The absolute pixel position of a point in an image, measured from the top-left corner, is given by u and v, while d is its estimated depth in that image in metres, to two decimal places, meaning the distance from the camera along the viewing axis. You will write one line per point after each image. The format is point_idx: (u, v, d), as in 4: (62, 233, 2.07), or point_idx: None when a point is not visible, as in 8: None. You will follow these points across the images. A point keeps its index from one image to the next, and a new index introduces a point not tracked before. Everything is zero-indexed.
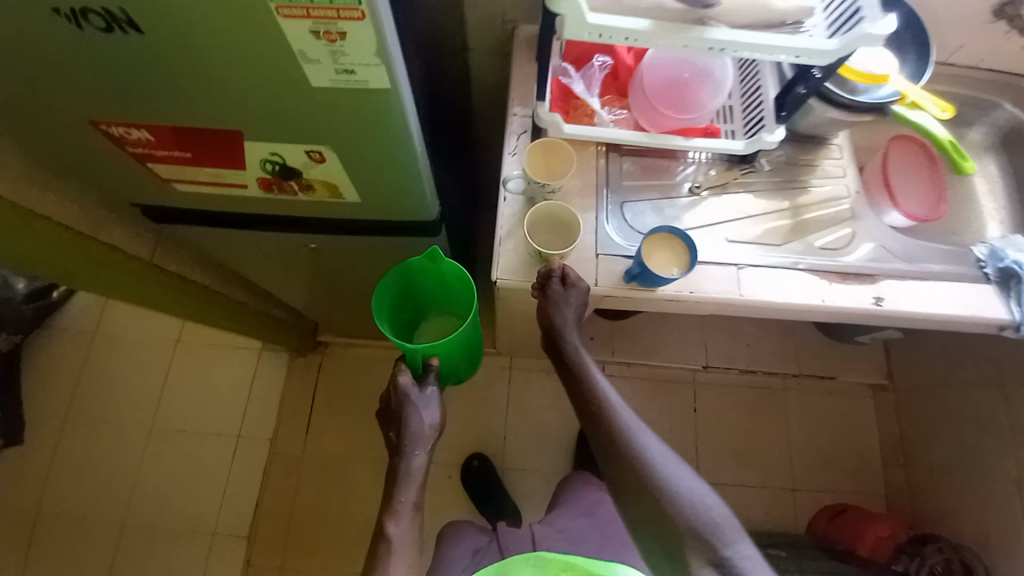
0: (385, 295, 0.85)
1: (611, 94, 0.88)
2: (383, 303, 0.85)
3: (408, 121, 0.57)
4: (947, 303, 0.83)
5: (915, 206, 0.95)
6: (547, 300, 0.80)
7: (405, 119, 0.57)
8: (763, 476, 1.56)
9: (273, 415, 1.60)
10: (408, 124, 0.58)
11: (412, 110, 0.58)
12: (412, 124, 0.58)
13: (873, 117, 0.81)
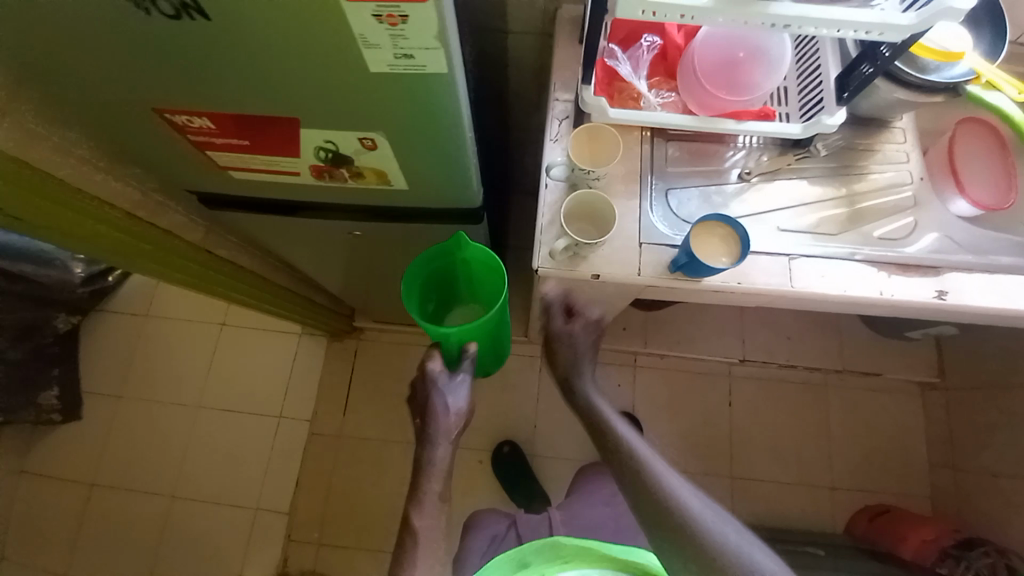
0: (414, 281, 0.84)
1: (659, 76, 0.85)
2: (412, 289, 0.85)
3: (460, 106, 0.57)
4: (1019, 299, 0.77)
5: (984, 193, 0.89)
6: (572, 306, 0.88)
7: (458, 104, 0.56)
8: (801, 473, 1.52)
9: (311, 397, 1.66)
10: (460, 110, 0.57)
11: (465, 96, 0.58)
12: (464, 109, 0.58)
13: (944, 97, 0.75)
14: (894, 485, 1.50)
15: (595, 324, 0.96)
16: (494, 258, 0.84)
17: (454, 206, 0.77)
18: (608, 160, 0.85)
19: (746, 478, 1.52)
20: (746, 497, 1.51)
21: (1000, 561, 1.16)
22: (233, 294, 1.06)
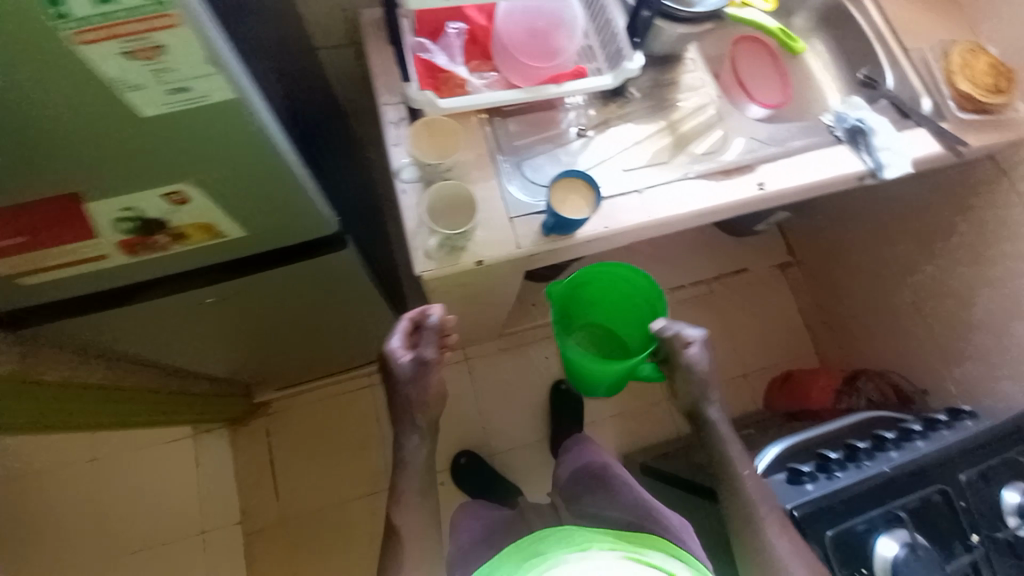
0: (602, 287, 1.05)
1: (477, 58, 0.87)
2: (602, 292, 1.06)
3: (272, 136, 0.53)
4: (817, 171, 0.93)
5: (769, 95, 1.05)
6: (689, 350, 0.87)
7: (268, 133, 0.52)
8: (719, 373, 1.71)
9: (236, 493, 1.47)
10: (272, 139, 0.53)
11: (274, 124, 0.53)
12: (278, 139, 0.54)
13: (711, 24, 0.87)
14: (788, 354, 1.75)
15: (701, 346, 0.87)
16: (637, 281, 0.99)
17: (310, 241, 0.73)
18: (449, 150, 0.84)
19: (680, 396, 1.67)
20: (684, 412, 1.66)
21: (882, 383, 1.40)
22: (93, 417, 0.90)
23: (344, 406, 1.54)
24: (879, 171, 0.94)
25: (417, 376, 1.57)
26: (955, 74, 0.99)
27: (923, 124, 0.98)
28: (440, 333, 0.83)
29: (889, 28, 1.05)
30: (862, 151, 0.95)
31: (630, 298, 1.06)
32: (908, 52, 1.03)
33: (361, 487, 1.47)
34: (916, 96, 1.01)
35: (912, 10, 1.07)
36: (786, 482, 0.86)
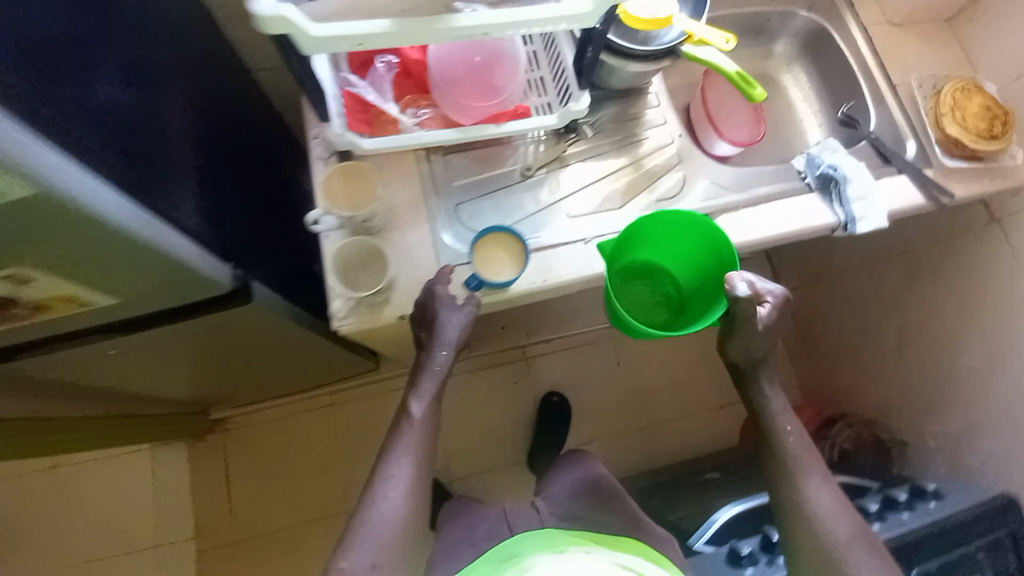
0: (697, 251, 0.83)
1: (410, 94, 0.80)
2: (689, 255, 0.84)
3: (108, 215, 0.48)
4: (782, 221, 0.86)
5: (739, 132, 0.98)
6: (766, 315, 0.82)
7: (102, 214, 0.47)
8: (693, 404, 1.64)
9: (191, 511, 1.45)
10: (110, 219, 0.48)
11: (115, 202, 0.48)
12: (118, 216, 0.48)
13: (671, 60, 0.80)
14: None
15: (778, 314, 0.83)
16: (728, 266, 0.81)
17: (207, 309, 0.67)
18: (368, 199, 0.77)
19: (652, 425, 1.61)
20: (654, 443, 1.60)
21: (861, 430, 1.31)
22: None
23: (304, 426, 1.51)
24: (847, 226, 0.86)
25: (379, 396, 1.54)
26: (945, 117, 0.90)
27: (905, 171, 0.90)
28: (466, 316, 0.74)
29: (877, 61, 0.97)
30: (834, 201, 0.87)
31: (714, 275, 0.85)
32: (896, 87, 0.95)
33: (318, 510, 1.46)
34: (901, 139, 0.93)
35: (900, 41, 0.97)
36: (725, 563, 0.85)
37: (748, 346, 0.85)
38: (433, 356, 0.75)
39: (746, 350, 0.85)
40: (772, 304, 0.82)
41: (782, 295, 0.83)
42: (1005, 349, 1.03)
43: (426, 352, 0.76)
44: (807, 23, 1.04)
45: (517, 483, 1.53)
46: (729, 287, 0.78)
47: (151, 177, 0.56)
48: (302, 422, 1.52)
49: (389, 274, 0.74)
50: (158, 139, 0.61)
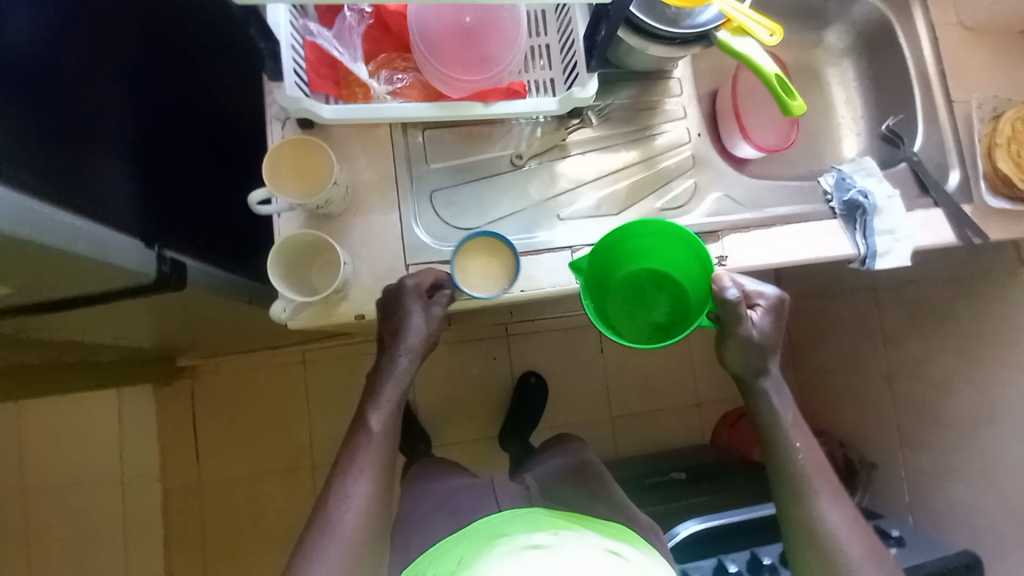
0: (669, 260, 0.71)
1: (386, 53, 0.68)
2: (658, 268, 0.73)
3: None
4: (795, 247, 0.77)
5: (767, 137, 0.88)
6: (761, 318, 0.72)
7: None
8: (670, 399, 1.61)
9: (155, 454, 1.44)
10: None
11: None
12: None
13: (701, 47, 0.68)
14: None
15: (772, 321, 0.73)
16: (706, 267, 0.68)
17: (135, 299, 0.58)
18: (324, 184, 0.64)
19: (626, 416, 1.59)
20: (627, 433, 1.58)
21: (838, 450, 1.29)
22: None
23: (275, 381, 1.48)
24: (867, 261, 0.77)
25: (354, 359, 1.50)
26: (996, 148, 0.79)
27: (942, 205, 0.80)
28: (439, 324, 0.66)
29: (938, 69, 0.84)
30: (856, 233, 0.78)
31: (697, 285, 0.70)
32: (953, 105, 0.83)
33: (282, 465, 1.45)
34: (945, 166, 0.83)
35: (969, 47, 0.84)
36: None
37: (746, 356, 0.73)
38: (393, 362, 0.65)
39: (742, 360, 0.73)
40: (768, 309, 0.73)
41: (785, 300, 0.73)
42: (999, 399, 0.97)
43: (384, 354, 0.66)
44: (870, 11, 0.89)
45: (483, 457, 1.53)
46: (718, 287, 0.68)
47: (36, 151, 0.46)
48: (272, 377, 1.48)
49: (342, 274, 0.64)
50: (59, 95, 0.49)
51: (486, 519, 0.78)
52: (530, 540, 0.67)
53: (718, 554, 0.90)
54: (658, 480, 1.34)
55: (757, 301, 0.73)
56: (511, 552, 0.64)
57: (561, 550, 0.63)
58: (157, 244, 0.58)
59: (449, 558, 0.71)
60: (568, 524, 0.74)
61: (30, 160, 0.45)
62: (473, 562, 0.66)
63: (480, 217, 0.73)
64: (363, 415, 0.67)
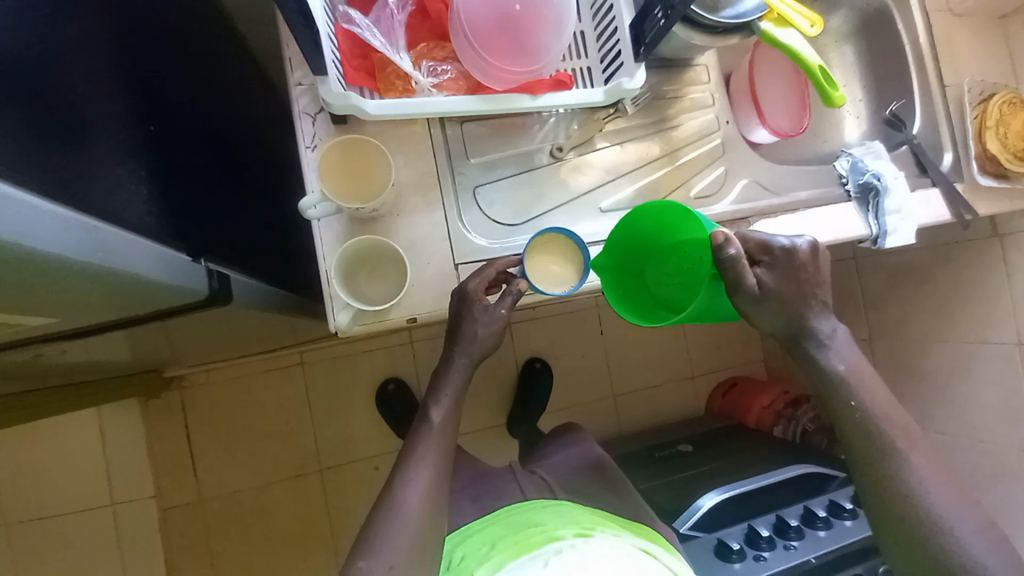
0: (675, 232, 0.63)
1: (424, 42, 0.64)
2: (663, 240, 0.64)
3: (27, 245, 0.31)
4: (817, 228, 0.80)
5: (781, 119, 0.89)
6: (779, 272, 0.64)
7: (16, 246, 0.31)
8: (667, 374, 1.68)
9: (147, 471, 1.35)
10: (30, 250, 0.31)
11: (34, 222, 0.32)
12: (46, 246, 0.32)
13: (739, 36, 0.69)
14: (738, 359, 1.73)
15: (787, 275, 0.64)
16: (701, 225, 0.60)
17: (178, 317, 0.53)
18: (380, 188, 0.64)
19: (626, 393, 1.64)
20: (627, 409, 1.64)
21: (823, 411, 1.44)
22: None
23: (272, 386, 1.41)
24: (879, 240, 0.82)
25: (355, 357, 1.45)
26: (988, 130, 0.86)
27: (939, 184, 0.86)
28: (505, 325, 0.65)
29: (933, 54, 0.89)
30: (868, 213, 0.83)
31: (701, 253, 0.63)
32: (945, 88, 0.89)
33: (287, 471, 1.40)
34: (940, 148, 0.89)
35: (957, 33, 0.90)
36: (714, 557, 0.88)
37: (773, 314, 0.64)
38: (450, 363, 0.65)
39: (771, 324, 0.65)
40: (774, 266, 0.64)
41: (801, 250, 0.63)
42: (974, 356, 1.08)
43: (446, 351, 0.66)
44: None
45: (492, 444, 1.53)
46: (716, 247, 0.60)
47: (69, 161, 0.40)
48: (269, 382, 1.41)
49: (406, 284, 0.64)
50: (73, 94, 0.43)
51: (521, 506, 0.80)
52: (563, 532, 0.67)
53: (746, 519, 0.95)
54: (665, 453, 1.39)
55: (761, 257, 0.64)
56: (542, 546, 0.64)
57: (595, 546, 0.63)
58: (202, 256, 0.53)
59: (484, 539, 0.73)
60: (604, 521, 0.74)
61: (72, 173, 0.39)
62: (505, 546, 0.68)
63: (521, 214, 0.72)
64: (418, 420, 0.65)
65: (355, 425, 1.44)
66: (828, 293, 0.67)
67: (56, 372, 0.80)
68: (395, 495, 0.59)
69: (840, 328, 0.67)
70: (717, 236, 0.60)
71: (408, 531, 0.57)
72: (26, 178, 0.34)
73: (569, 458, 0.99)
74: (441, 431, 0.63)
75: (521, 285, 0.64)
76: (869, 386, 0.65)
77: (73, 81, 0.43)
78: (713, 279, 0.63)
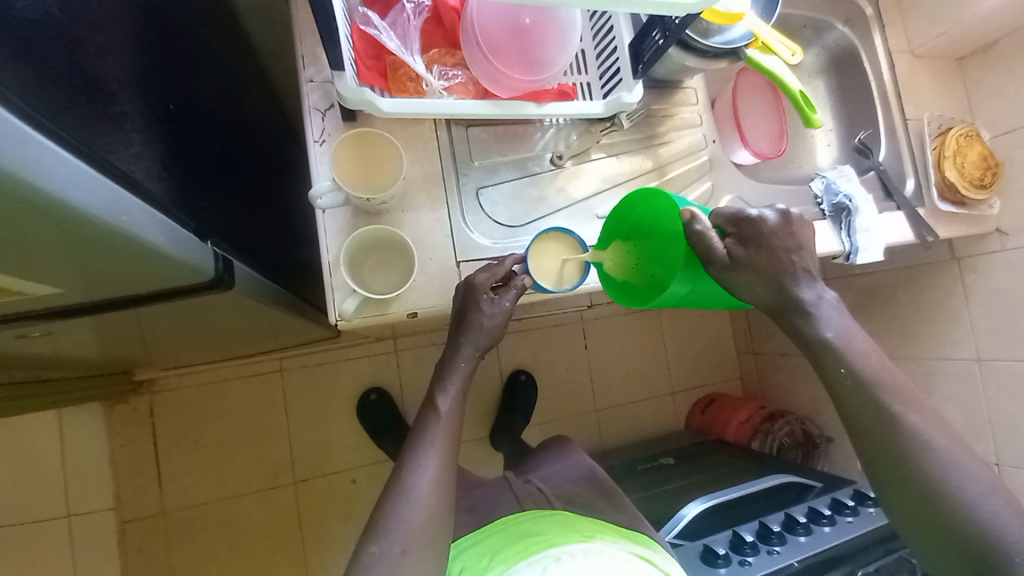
0: (651, 217, 0.65)
1: (437, 49, 0.68)
2: (643, 223, 0.66)
3: (54, 193, 0.32)
4: None
5: (763, 143, 0.96)
6: (771, 259, 0.63)
7: (39, 189, 0.31)
8: (649, 389, 1.70)
9: (107, 480, 1.27)
10: (56, 199, 0.32)
11: (58, 168, 0.32)
12: (71, 199, 0.33)
13: (728, 61, 0.75)
14: (717, 375, 1.77)
15: (774, 257, 0.63)
16: (675, 205, 0.62)
17: (179, 299, 0.53)
18: (393, 178, 0.65)
19: (609, 407, 1.65)
20: (611, 424, 1.64)
21: (798, 426, 1.48)
22: None
23: (248, 393, 1.37)
24: (851, 256, 0.87)
25: (337, 365, 1.42)
26: (946, 160, 0.94)
27: (903, 208, 0.93)
28: (507, 319, 0.66)
29: (895, 89, 0.98)
30: (842, 231, 0.88)
31: (673, 232, 0.63)
32: (908, 121, 0.97)
33: (256, 483, 1.34)
34: (904, 174, 0.96)
35: (915, 73, 0.99)
36: (700, 563, 0.89)
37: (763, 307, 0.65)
38: (456, 352, 0.66)
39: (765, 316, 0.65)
40: (747, 238, 0.63)
41: (768, 219, 0.63)
42: (935, 371, 1.15)
43: (449, 343, 0.67)
44: (841, 37, 1.02)
45: (476, 457, 1.51)
46: (691, 221, 0.61)
47: (93, 126, 0.40)
48: (245, 389, 1.37)
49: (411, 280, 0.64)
50: (82, 63, 0.42)
51: (518, 517, 0.79)
52: (562, 539, 0.67)
53: (730, 526, 0.97)
54: (648, 466, 1.41)
55: (731, 230, 0.64)
56: (541, 552, 0.64)
57: (595, 554, 0.64)
58: (210, 238, 0.53)
59: (482, 550, 0.72)
60: (600, 529, 0.74)
61: (94, 136, 0.39)
62: (506, 556, 0.67)
63: (521, 215, 0.74)
64: (427, 408, 0.66)
65: (333, 437, 1.40)
66: (810, 262, 0.66)
67: (25, 364, 0.76)
68: (404, 482, 0.61)
69: (828, 295, 0.65)
70: (686, 213, 0.61)
71: (418, 515, 0.59)
72: (55, 131, 0.35)
73: (560, 471, 0.98)
74: (449, 419, 0.65)
75: (525, 281, 0.66)
76: (863, 352, 0.63)
77: (90, 56, 0.44)
78: (687, 258, 0.63)
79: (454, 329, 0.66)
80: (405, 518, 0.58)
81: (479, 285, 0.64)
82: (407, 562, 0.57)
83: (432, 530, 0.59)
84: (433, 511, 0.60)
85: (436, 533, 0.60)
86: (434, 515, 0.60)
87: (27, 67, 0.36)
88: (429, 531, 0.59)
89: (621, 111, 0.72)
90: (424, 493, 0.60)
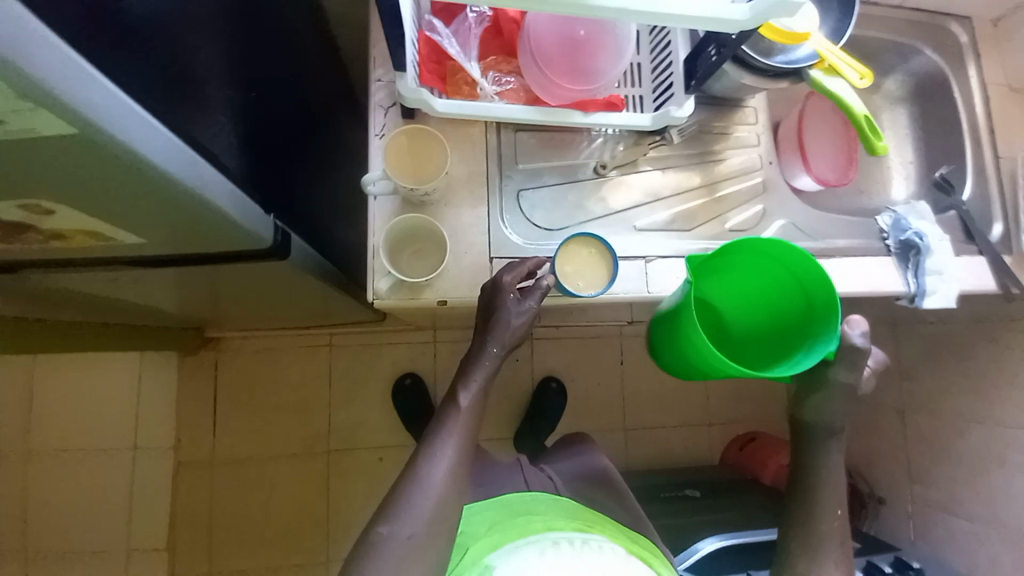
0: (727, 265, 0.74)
1: (493, 56, 0.72)
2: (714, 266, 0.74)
3: (148, 160, 0.38)
4: (854, 276, 0.81)
5: (827, 170, 0.91)
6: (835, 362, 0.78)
7: (132, 152, 0.37)
8: (685, 416, 1.64)
9: (172, 422, 1.43)
10: (149, 165, 0.38)
11: (149, 136, 0.38)
12: (160, 165, 0.39)
13: (789, 82, 0.73)
14: (762, 413, 1.67)
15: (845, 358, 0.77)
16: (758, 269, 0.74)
17: (241, 263, 0.59)
18: (435, 173, 0.69)
19: (640, 428, 1.61)
20: (640, 446, 1.60)
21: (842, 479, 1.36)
22: None
23: (298, 364, 1.48)
24: (916, 299, 0.81)
25: (378, 347, 1.50)
26: None
27: (986, 253, 0.84)
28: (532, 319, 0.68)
29: (988, 125, 0.89)
30: (908, 270, 0.82)
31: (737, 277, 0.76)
32: (999, 161, 0.89)
33: (295, 447, 1.45)
34: (989, 217, 0.88)
35: (1014, 108, 0.90)
36: None
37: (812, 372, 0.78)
38: (482, 349, 0.69)
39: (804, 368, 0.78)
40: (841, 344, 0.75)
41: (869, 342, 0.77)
42: (1011, 444, 1.01)
43: (476, 341, 0.69)
44: (928, 64, 0.95)
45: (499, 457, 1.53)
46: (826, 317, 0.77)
47: (183, 106, 0.47)
48: (295, 358, 1.48)
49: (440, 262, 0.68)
50: (177, 55, 0.50)
51: (520, 497, 0.79)
52: (561, 524, 0.68)
53: (748, 569, 0.92)
54: (673, 494, 1.36)
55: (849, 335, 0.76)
56: (540, 535, 0.65)
57: (595, 545, 0.64)
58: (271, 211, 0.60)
59: (485, 519, 0.74)
60: (602, 523, 0.73)
61: (182, 114, 0.46)
62: (504, 533, 0.68)
63: (559, 220, 0.76)
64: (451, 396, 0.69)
65: (368, 415, 1.48)
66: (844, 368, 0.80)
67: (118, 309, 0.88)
68: (421, 469, 0.64)
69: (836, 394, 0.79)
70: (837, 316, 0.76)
71: (430, 502, 0.62)
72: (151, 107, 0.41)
73: (574, 463, 0.98)
74: (468, 415, 0.68)
75: (549, 281, 0.67)
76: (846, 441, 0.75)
77: (190, 48, 0.52)
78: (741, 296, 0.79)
79: (480, 327, 0.69)
80: (418, 505, 0.62)
81: (505, 284, 0.66)
82: (414, 545, 0.60)
83: (439, 514, 0.62)
84: (444, 500, 0.63)
85: (443, 520, 0.62)
86: (443, 503, 0.63)
87: (131, 56, 0.43)
88: (438, 517, 0.62)
89: (669, 125, 0.73)
90: (437, 483, 0.63)
